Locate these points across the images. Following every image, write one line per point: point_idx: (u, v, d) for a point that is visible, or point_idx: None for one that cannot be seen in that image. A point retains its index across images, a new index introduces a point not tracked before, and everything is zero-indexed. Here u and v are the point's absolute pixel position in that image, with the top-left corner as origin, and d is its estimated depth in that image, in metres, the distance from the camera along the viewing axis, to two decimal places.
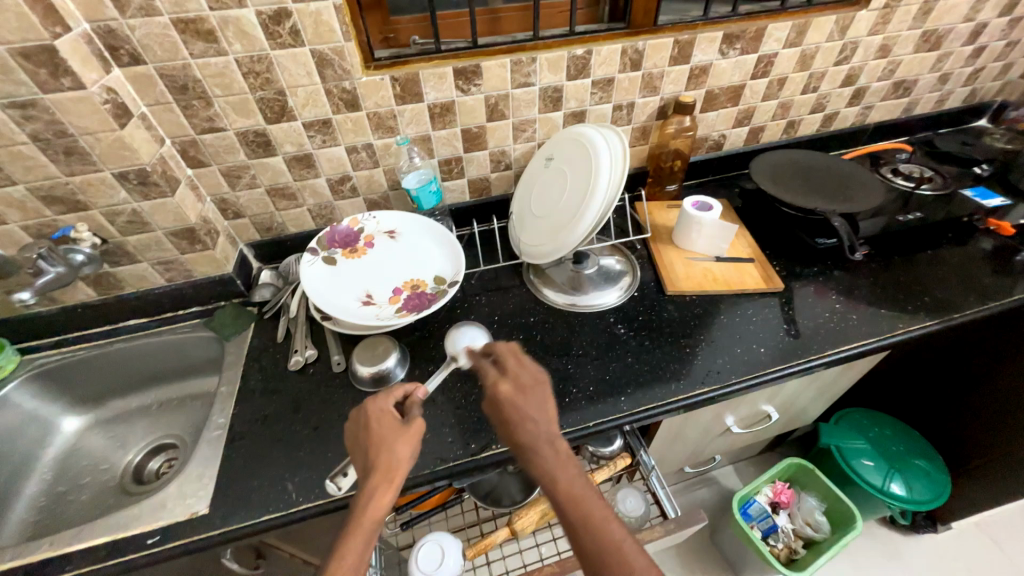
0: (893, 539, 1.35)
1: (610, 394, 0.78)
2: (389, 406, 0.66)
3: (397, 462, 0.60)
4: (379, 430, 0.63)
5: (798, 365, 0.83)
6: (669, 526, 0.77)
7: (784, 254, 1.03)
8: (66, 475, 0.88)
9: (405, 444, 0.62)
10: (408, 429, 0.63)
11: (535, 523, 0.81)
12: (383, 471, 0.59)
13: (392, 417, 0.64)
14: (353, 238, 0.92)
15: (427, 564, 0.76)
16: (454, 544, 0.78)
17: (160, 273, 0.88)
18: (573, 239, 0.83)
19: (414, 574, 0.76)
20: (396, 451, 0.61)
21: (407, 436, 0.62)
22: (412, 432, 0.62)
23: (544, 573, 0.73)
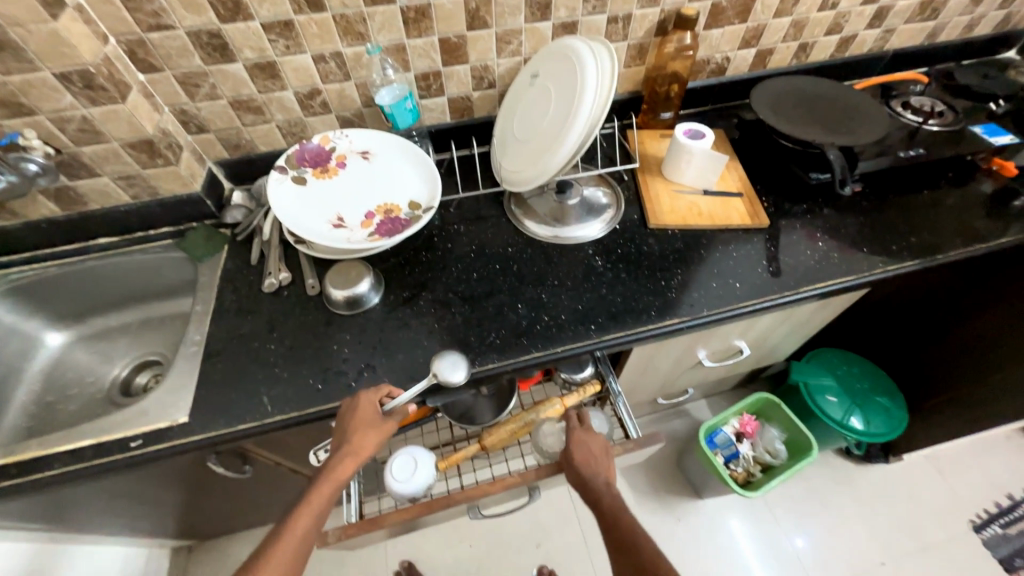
0: (848, 467, 1.45)
1: (581, 322, 0.79)
2: (375, 399, 0.68)
3: (365, 447, 0.66)
4: (356, 418, 0.66)
5: (772, 300, 0.83)
6: (629, 445, 0.81)
7: (775, 190, 0.99)
8: (56, 386, 0.91)
9: (375, 434, 0.66)
10: (381, 423, 0.67)
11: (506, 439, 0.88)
12: (350, 452, 0.65)
13: (373, 412, 0.67)
14: (324, 157, 0.87)
15: (402, 473, 0.81)
16: (428, 456, 0.83)
17: (123, 189, 0.85)
18: (554, 167, 0.79)
19: (390, 483, 0.80)
20: (365, 439, 0.65)
21: (379, 429, 0.66)
22: (386, 425, 0.67)
23: (508, 483, 0.78)
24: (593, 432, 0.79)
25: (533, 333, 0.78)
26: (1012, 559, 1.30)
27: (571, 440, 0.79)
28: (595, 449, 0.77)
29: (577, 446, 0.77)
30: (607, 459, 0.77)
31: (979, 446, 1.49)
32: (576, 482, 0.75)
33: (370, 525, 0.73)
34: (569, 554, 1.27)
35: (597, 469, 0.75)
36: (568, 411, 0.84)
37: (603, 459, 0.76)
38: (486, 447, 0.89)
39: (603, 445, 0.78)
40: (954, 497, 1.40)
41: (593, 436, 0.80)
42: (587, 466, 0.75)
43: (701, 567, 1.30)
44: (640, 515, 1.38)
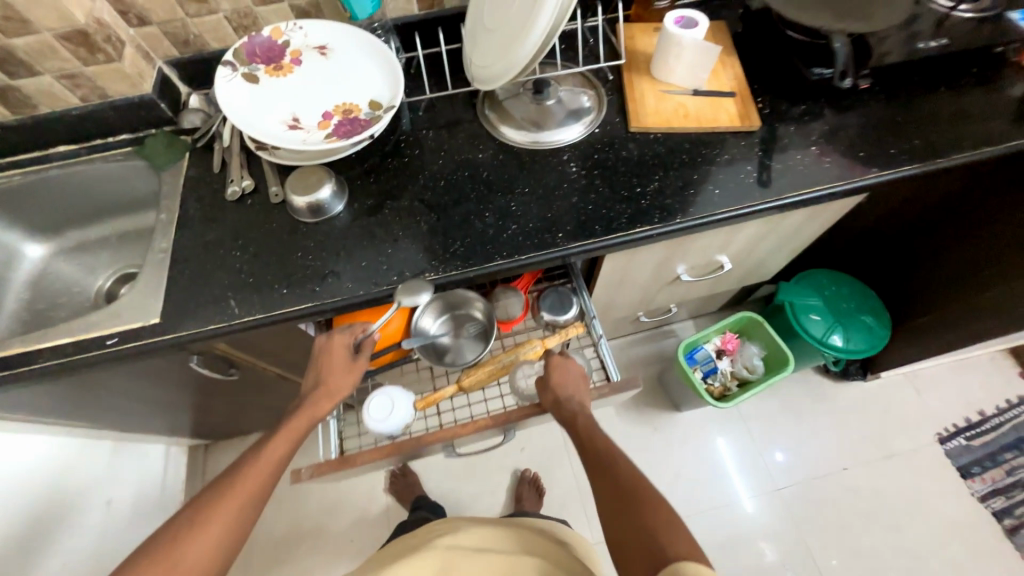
0: (825, 385, 1.48)
1: (549, 230, 0.77)
2: (346, 340, 0.75)
3: (339, 385, 0.74)
4: (331, 355, 0.74)
5: (750, 208, 0.80)
6: (603, 390, 0.79)
7: (774, 89, 0.90)
8: (44, 295, 0.93)
9: (350, 373, 0.75)
10: (354, 361, 0.76)
11: (483, 381, 0.84)
12: (325, 387, 0.73)
13: (345, 352, 0.75)
14: (277, 52, 0.81)
15: (378, 413, 0.79)
16: (405, 397, 0.80)
17: (70, 89, 0.80)
18: (520, 58, 0.72)
19: (367, 422, 0.79)
20: (337, 376, 0.74)
21: (353, 367, 0.75)
22: (359, 365, 0.76)
23: (478, 425, 0.77)
24: (567, 357, 0.80)
25: (497, 240, 0.76)
26: (971, 467, 1.37)
27: (549, 364, 0.79)
28: (570, 374, 0.78)
29: (555, 368, 0.78)
30: (582, 383, 0.78)
31: (961, 366, 1.50)
32: (551, 401, 0.76)
33: (341, 464, 0.73)
34: (549, 457, 1.37)
35: (572, 391, 0.76)
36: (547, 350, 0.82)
37: (578, 383, 0.77)
38: (464, 388, 0.85)
39: (579, 370, 0.79)
40: (925, 411, 1.45)
41: (572, 362, 0.80)
42: (563, 389, 0.76)
43: (672, 470, 1.40)
44: (619, 425, 1.47)
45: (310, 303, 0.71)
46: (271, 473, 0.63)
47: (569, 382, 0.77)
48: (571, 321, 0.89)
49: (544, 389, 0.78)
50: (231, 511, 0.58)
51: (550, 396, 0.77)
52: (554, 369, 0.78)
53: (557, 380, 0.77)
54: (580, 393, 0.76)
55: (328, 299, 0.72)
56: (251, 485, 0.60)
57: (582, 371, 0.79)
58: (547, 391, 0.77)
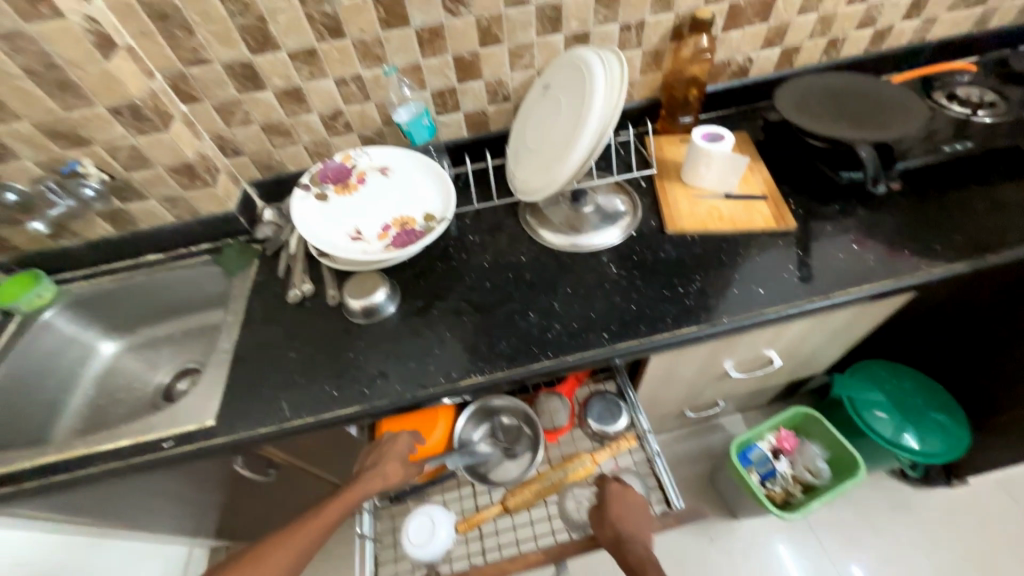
0: (902, 492, 1.31)
1: (595, 330, 0.78)
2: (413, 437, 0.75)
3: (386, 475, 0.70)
4: (387, 450, 0.73)
5: (797, 307, 0.79)
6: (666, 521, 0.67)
7: (805, 190, 0.94)
8: (108, 391, 0.98)
9: (405, 469, 0.72)
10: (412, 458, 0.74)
11: (529, 502, 0.75)
12: (377, 475, 0.70)
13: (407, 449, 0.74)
14: (345, 174, 0.91)
15: (418, 536, 0.73)
16: (446, 515, 0.75)
17: (168, 209, 0.92)
18: (563, 175, 0.79)
19: (405, 546, 0.73)
20: (392, 467, 0.71)
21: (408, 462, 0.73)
22: (413, 465, 0.73)
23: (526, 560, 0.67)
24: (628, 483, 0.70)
25: (543, 340, 0.77)
26: None
27: (607, 494, 0.69)
28: (633, 506, 0.68)
29: (614, 501, 0.68)
30: (647, 521, 0.67)
31: None
32: (611, 539, 0.65)
33: None
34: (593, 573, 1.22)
35: (634, 528, 0.65)
36: (602, 471, 0.73)
37: (642, 520, 0.67)
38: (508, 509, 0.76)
39: (644, 502, 0.69)
40: None
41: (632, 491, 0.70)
42: (624, 524, 0.66)
43: None
44: (670, 535, 1.32)
45: (359, 406, 0.71)
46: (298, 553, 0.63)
47: (630, 518, 0.66)
48: (621, 432, 0.84)
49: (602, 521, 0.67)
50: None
51: (610, 532, 0.65)
52: (615, 498, 0.68)
53: (616, 515, 0.66)
54: (643, 531, 0.66)
55: (377, 401, 0.72)
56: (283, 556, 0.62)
57: (643, 502, 0.69)
58: (606, 525, 0.66)
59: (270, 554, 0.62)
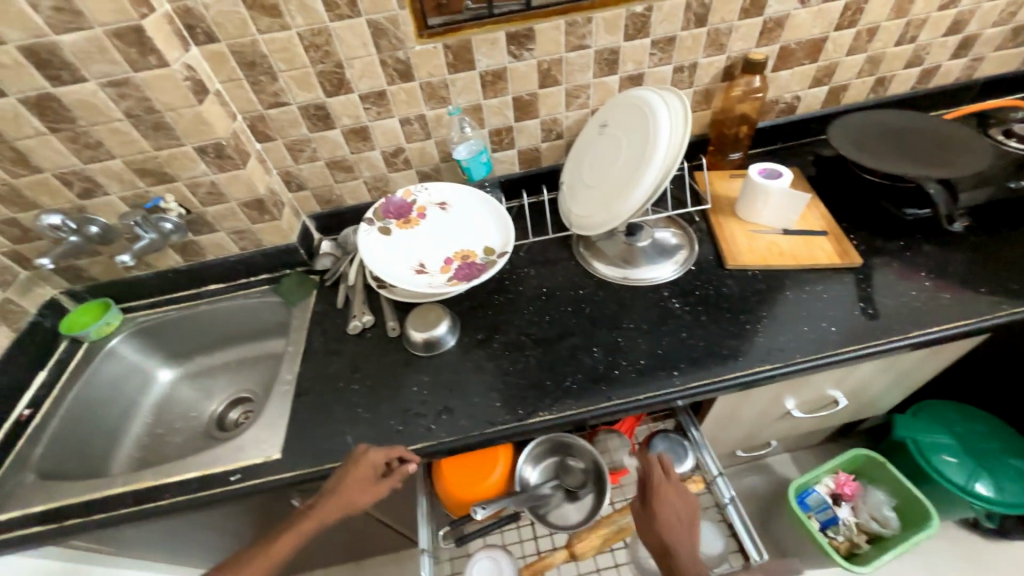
0: (976, 545, 1.22)
1: (662, 367, 0.76)
2: (379, 459, 0.66)
3: (354, 500, 0.65)
4: (348, 471, 0.66)
5: (873, 347, 0.76)
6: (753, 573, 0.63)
7: (866, 226, 0.93)
8: (165, 419, 0.99)
9: (365, 495, 0.65)
10: (376, 483, 0.65)
11: (597, 548, 0.74)
12: (339, 501, 0.65)
13: (370, 473, 0.66)
14: (406, 209, 0.94)
15: None
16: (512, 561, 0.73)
17: (235, 241, 0.95)
18: (629, 208, 0.80)
19: None
20: (354, 494, 0.65)
21: (370, 488, 0.65)
22: (377, 490, 0.65)
23: None
24: (676, 486, 0.68)
25: (610, 377, 0.76)
26: None
27: (657, 491, 0.67)
28: (681, 512, 0.66)
29: (664, 499, 0.66)
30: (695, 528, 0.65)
31: None
32: (657, 546, 0.63)
33: None
34: None
35: (682, 535, 0.63)
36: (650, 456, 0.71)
37: (690, 522, 0.65)
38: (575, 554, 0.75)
39: (694, 507, 0.67)
40: None
41: (681, 492, 0.68)
42: (672, 531, 0.63)
43: None
44: None
45: (427, 443, 0.70)
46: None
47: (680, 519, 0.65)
48: (687, 475, 0.81)
49: (648, 526, 0.65)
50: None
51: (656, 538, 0.63)
52: (661, 502, 0.66)
53: (666, 514, 0.65)
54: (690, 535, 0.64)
55: (445, 438, 0.71)
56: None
57: (693, 507, 0.67)
58: (652, 531, 0.64)
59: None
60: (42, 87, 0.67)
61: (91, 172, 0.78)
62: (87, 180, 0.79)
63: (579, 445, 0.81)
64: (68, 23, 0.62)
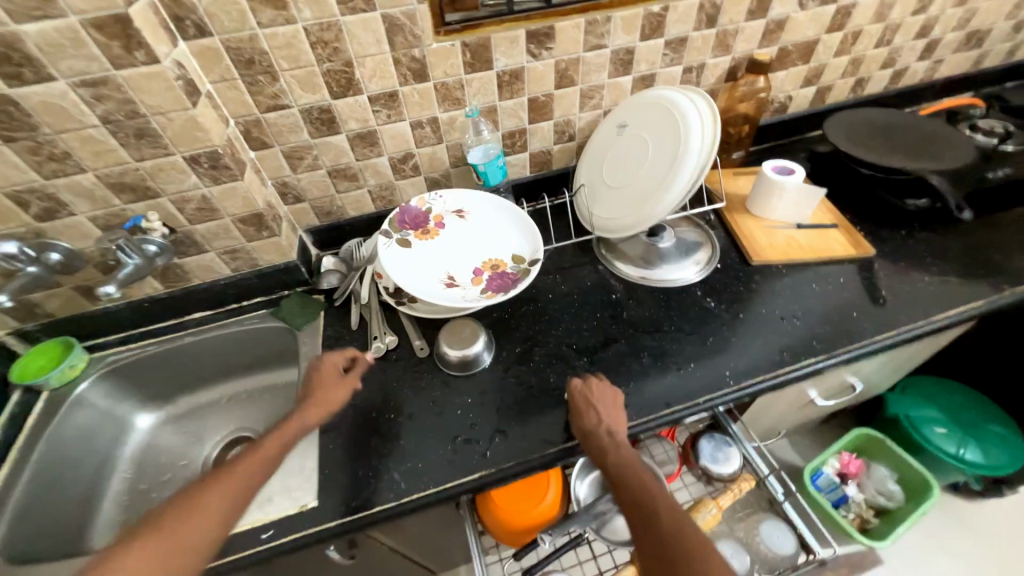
0: (961, 507, 1.32)
1: (712, 368, 0.75)
2: (337, 361, 0.73)
3: (332, 399, 0.68)
4: (319, 378, 0.70)
5: (904, 332, 0.79)
6: None
7: (868, 217, 0.97)
8: (148, 472, 0.87)
9: (339, 390, 0.69)
10: (344, 377, 0.71)
11: None
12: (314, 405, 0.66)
13: (334, 371, 0.72)
14: (423, 218, 0.88)
15: None
16: None
17: (226, 262, 0.84)
18: (666, 206, 0.78)
19: None
20: (331, 392, 0.69)
21: (343, 386, 0.70)
22: (349, 382, 0.71)
23: None
24: (593, 380, 0.69)
25: (663, 382, 0.73)
26: None
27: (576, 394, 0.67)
28: (601, 400, 0.67)
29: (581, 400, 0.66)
30: (619, 412, 0.65)
31: None
32: (580, 437, 0.64)
33: None
34: None
35: (602, 419, 0.64)
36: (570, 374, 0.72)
37: (609, 410, 0.66)
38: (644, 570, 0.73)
39: (616, 393, 0.67)
40: None
41: (600, 387, 0.68)
42: (592, 418, 0.64)
43: None
44: None
45: (486, 471, 0.65)
46: (236, 495, 0.54)
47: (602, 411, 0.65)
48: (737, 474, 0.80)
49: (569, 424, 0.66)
50: (184, 545, 0.48)
51: (578, 430, 0.65)
52: (580, 397, 0.67)
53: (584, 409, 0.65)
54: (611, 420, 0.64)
55: (503, 464, 0.65)
56: (226, 494, 0.53)
57: (614, 398, 0.67)
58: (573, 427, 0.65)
59: (205, 506, 0.51)
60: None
61: (54, 190, 0.66)
62: (48, 198, 0.66)
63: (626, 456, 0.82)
64: (34, 9, 0.51)
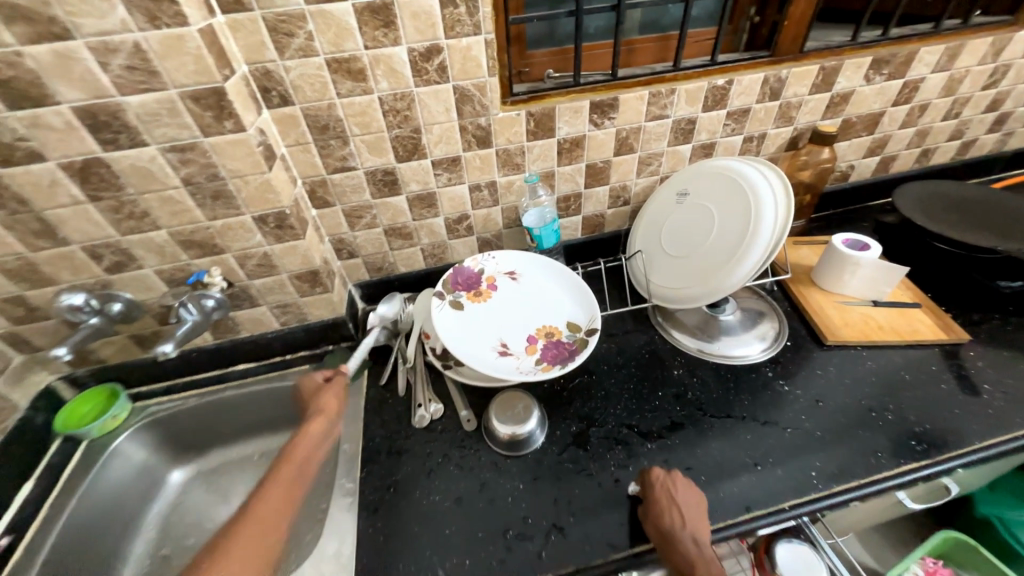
0: None
1: (795, 466, 0.67)
2: (316, 377, 0.76)
3: (328, 404, 0.72)
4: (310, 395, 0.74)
5: (1016, 437, 0.69)
6: None
7: (951, 297, 0.90)
8: (173, 535, 0.82)
9: (330, 395, 0.73)
10: (330, 384, 0.75)
11: None
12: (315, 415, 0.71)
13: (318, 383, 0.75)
14: (475, 280, 0.86)
15: None
16: None
17: (277, 316, 0.83)
18: (736, 282, 0.74)
19: None
20: (324, 398, 0.72)
21: (332, 390, 0.74)
22: (335, 386, 0.74)
23: None
24: (675, 475, 0.61)
25: (741, 480, 0.66)
26: None
27: (653, 491, 0.60)
28: (681, 498, 0.59)
29: (661, 499, 0.58)
30: (705, 518, 0.58)
31: None
32: (656, 537, 0.57)
33: None
34: None
35: (683, 521, 0.56)
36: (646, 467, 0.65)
37: (695, 515, 0.58)
38: None
39: (702, 497, 0.60)
40: None
41: (682, 484, 0.61)
42: (672, 518, 0.56)
43: None
44: None
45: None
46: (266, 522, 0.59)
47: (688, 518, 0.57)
48: None
49: (644, 517, 0.59)
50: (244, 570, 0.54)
51: (655, 528, 0.57)
52: (662, 491, 0.59)
53: (664, 509, 0.57)
54: (698, 529, 0.56)
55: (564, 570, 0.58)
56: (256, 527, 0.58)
57: (698, 500, 0.60)
58: (649, 523, 0.58)
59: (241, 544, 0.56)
60: (92, 151, 0.57)
61: (127, 244, 0.67)
62: (120, 252, 0.68)
63: None
64: (140, 83, 0.54)
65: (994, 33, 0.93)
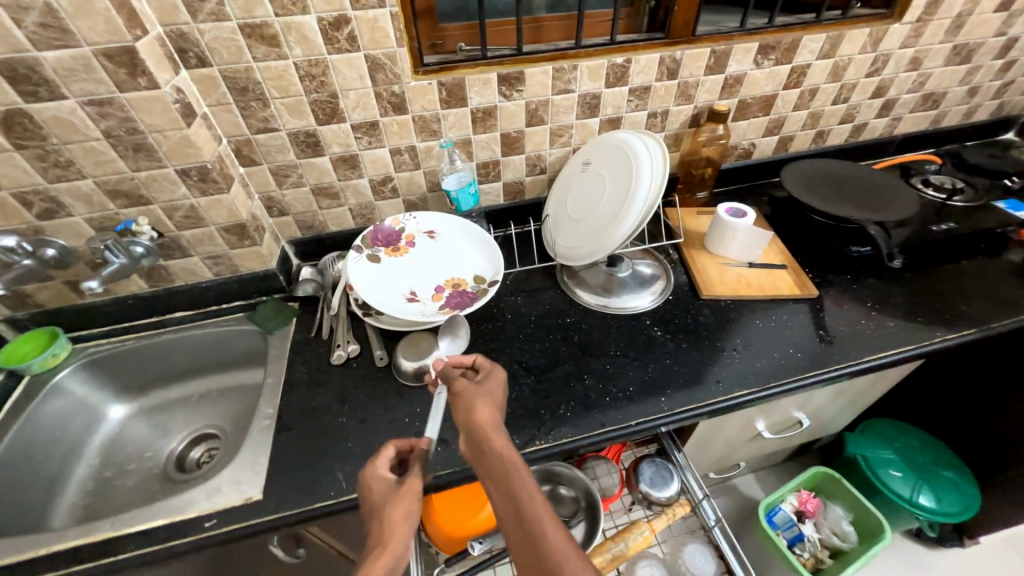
0: (920, 553, 1.33)
1: (650, 394, 0.79)
2: (384, 472, 0.58)
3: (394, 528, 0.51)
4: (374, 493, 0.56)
5: (837, 371, 0.83)
6: None
7: (817, 262, 1.03)
8: (115, 462, 0.91)
9: (398, 507, 0.54)
10: (401, 487, 0.55)
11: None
12: (379, 538, 0.51)
13: (388, 480, 0.57)
14: (395, 237, 0.95)
15: None
16: None
17: (209, 267, 0.90)
18: (616, 240, 0.84)
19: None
20: (394, 512, 0.53)
21: (404, 500, 0.54)
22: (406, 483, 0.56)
23: None
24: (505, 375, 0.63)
25: (603, 404, 0.78)
26: None
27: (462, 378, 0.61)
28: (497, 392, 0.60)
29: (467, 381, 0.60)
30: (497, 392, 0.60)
31: None
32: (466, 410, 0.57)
33: None
34: None
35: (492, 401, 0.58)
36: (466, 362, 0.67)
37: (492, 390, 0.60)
38: None
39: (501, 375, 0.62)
40: None
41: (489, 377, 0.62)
42: (485, 399, 0.58)
43: None
44: None
45: (423, 476, 0.68)
46: None
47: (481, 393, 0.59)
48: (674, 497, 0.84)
49: (475, 399, 0.57)
50: None
51: (491, 412, 0.56)
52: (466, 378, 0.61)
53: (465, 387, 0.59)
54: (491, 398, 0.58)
55: (442, 471, 0.69)
56: None
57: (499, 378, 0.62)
58: (481, 405, 0.56)
59: None
60: (14, 102, 0.63)
61: (55, 192, 0.73)
62: (50, 200, 0.74)
63: (569, 473, 0.85)
64: (54, 40, 0.59)
65: (870, 25, 1.04)
